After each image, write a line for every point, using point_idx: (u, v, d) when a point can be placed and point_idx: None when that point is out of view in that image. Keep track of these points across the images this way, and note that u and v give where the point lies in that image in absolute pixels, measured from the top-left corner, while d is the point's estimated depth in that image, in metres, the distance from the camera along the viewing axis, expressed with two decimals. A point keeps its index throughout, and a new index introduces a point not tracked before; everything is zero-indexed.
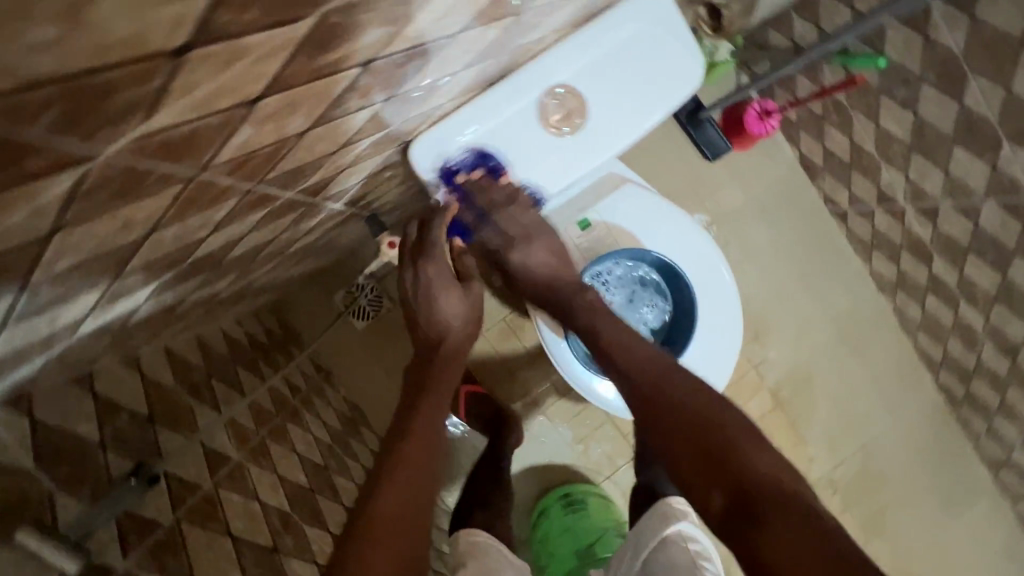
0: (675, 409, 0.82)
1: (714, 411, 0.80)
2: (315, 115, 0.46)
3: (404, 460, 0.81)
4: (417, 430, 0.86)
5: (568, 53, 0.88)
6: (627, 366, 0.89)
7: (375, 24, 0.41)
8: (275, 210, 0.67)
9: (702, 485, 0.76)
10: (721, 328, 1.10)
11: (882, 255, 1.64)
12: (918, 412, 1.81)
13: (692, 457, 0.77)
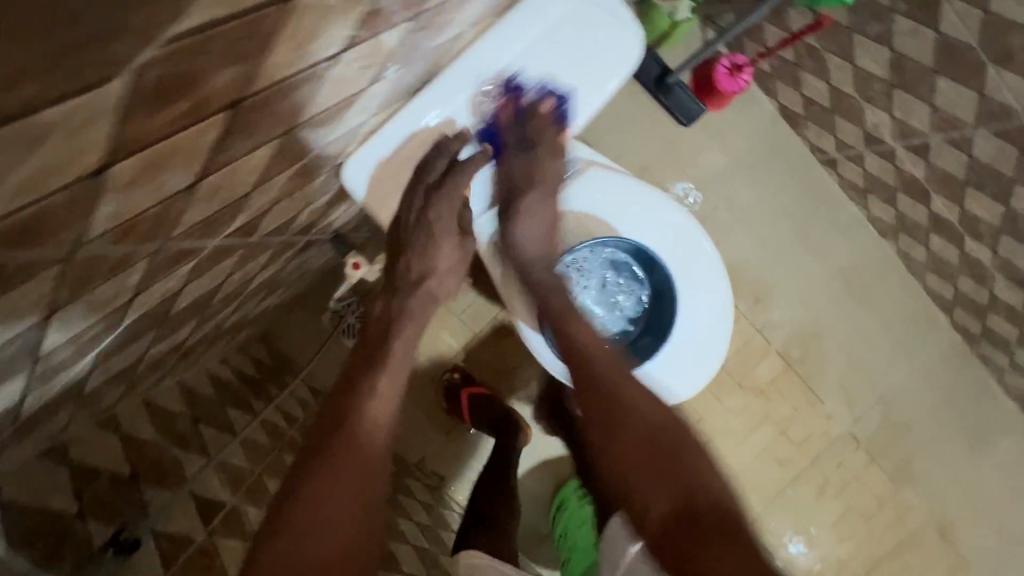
0: (629, 415, 0.81)
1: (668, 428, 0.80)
2: (196, 167, 0.42)
3: (344, 453, 0.71)
4: (356, 420, 0.74)
5: (497, 43, 0.85)
6: (585, 358, 0.88)
7: (230, 66, 0.35)
8: (209, 258, 0.64)
9: (645, 492, 0.74)
10: (708, 309, 1.05)
11: (878, 199, 1.56)
12: (935, 354, 1.74)
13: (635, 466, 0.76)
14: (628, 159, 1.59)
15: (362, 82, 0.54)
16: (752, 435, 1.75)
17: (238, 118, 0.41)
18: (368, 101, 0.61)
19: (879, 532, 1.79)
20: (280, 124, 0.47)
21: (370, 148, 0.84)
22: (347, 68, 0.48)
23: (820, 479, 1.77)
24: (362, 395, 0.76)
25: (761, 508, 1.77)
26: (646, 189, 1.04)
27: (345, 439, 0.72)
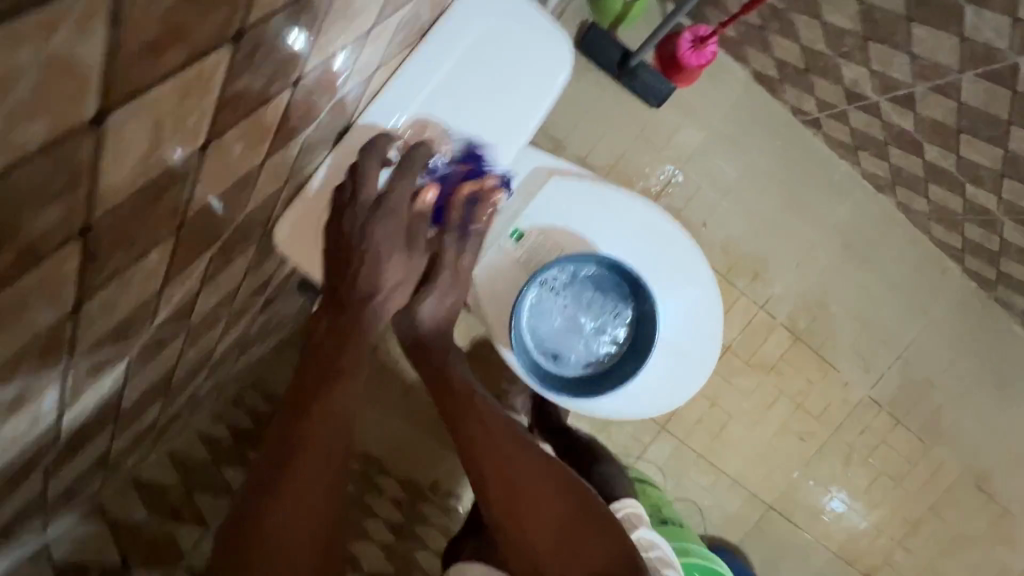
0: (527, 496, 0.87)
1: (567, 491, 0.88)
2: (68, 296, 0.38)
3: (314, 452, 0.77)
4: (320, 431, 0.78)
5: (414, 73, 0.77)
6: (478, 443, 0.88)
7: (62, 205, 0.31)
8: (144, 352, 0.60)
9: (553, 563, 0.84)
10: (690, 314, 1.02)
11: (869, 154, 1.47)
12: (951, 305, 1.65)
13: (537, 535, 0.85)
14: (601, 149, 1.51)
15: (263, 153, 0.50)
16: (769, 411, 1.67)
17: (102, 236, 0.36)
18: (279, 166, 0.56)
19: (914, 494, 1.71)
20: (169, 223, 0.43)
21: (305, 196, 0.74)
22: (234, 150, 0.44)
23: (844, 448, 1.69)
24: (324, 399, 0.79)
25: (789, 483, 1.70)
26: (618, 198, 0.98)
27: (308, 450, 0.77)
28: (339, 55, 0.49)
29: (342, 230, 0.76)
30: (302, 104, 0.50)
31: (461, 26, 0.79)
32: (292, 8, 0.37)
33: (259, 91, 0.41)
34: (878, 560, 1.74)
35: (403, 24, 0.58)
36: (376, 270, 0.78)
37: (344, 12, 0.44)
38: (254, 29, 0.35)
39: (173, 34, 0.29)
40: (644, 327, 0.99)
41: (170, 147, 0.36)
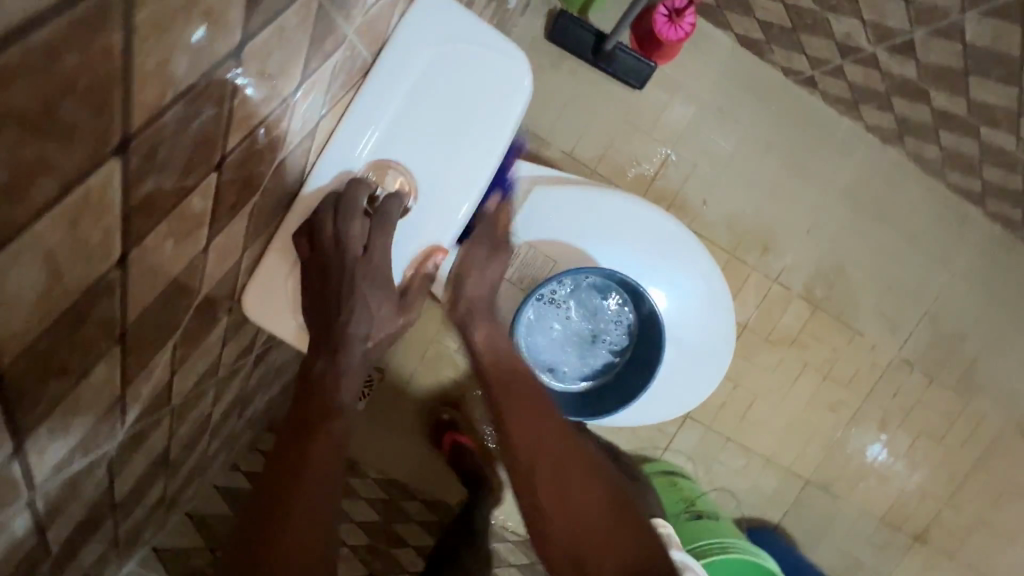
0: (580, 501, 0.71)
1: (626, 511, 0.72)
2: (6, 440, 0.35)
3: (322, 453, 0.60)
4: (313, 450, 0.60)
5: (361, 115, 0.58)
6: (534, 441, 0.74)
7: None
8: (126, 446, 0.58)
9: None
10: (698, 323, 0.96)
11: (871, 108, 1.37)
12: (976, 251, 1.53)
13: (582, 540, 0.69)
14: (587, 140, 1.42)
15: (201, 238, 0.45)
16: (796, 384, 1.54)
17: (23, 378, 0.33)
18: (233, 240, 0.52)
19: (958, 450, 1.62)
20: (105, 337, 0.40)
21: (263, 275, 0.61)
22: (160, 248, 0.40)
23: (879, 414, 1.57)
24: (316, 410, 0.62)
25: (827, 450, 1.59)
26: (614, 203, 0.92)
27: (320, 438, 0.61)
28: (269, 121, 0.45)
29: (318, 293, 0.60)
30: (237, 180, 0.45)
31: (415, 41, 0.57)
32: (195, 97, 0.33)
33: (176, 187, 0.37)
34: (925, 520, 1.64)
35: (342, 63, 0.51)
36: (365, 323, 0.61)
37: (263, 80, 0.39)
38: (152, 129, 0.31)
39: (35, 171, 0.24)
40: (648, 340, 0.94)
41: (78, 273, 0.32)
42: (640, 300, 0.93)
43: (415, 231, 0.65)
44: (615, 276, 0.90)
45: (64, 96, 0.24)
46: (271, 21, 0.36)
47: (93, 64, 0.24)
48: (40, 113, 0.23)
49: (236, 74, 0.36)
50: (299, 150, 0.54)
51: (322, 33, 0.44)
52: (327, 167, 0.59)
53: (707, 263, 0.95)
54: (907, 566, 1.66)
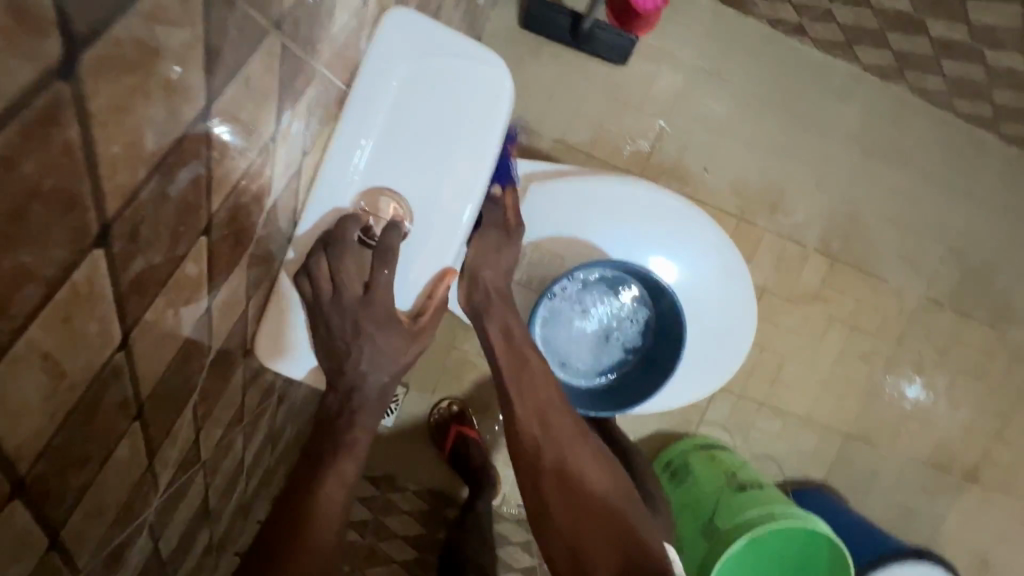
0: (581, 483, 0.79)
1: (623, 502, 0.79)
2: (40, 539, 0.35)
3: (329, 505, 0.63)
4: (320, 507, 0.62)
5: (344, 146, 0.57)
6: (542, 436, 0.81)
7: None
8: (166, 505, 0.58)
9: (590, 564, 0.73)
10: (718, 320, 0.94)
11: (868, 47, 1.31)
12: (993, 178, 1.47)
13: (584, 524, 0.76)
14: (578, 125, 1.38)
15: (204, 300, 0.44)
16: (824, 340, 1.51)
17: (43, 477, 0.32)
18: (236, 295, 0.51)
19: (999, 383, 1.57)
20: (123, 417, 0.39)
21: (270, 325, 0.60)
22: (164, 321, 0.39)
23: (913, 357, 1.53)
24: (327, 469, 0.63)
25: (864, 400, 1.55)
26: (631, 198, 0.89)
27: (330, 484, 0.63)
28: (253, 173, 0.43)
29: (327, 340, 0.59)
30: (229, 238, 0.44)
31: (386, 62, 0.56)
32: (170, 169, 0.32)
33: (167, 260, 0.36)
34: (975, 459, 1.60)
35: (316, 98, 0.50)
36: (375, 369, 0.61)
37: (238, 135, 0.38)
38: (130, 212, 0.30)
39: (13, 283, 0.23)
40: (667, 339, 0.91)
41: (81, 366, 0.31)
42: (660, 297, 0.90)
43: (417, 257, 0.63)
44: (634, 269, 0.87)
45: (30, 203, 0.23)
46: (235, 76, 0.34)
47: (54, 164, 0.23)
48: (6, 226, 0.22)
49: (209, 136, 0.35)
50: (286, 194, 0.53)
51: (291, 74, 0.42)
52: (318, 205, 0.58)
53: (734, 259, 0.93)
54: (961, 506, 1.62)
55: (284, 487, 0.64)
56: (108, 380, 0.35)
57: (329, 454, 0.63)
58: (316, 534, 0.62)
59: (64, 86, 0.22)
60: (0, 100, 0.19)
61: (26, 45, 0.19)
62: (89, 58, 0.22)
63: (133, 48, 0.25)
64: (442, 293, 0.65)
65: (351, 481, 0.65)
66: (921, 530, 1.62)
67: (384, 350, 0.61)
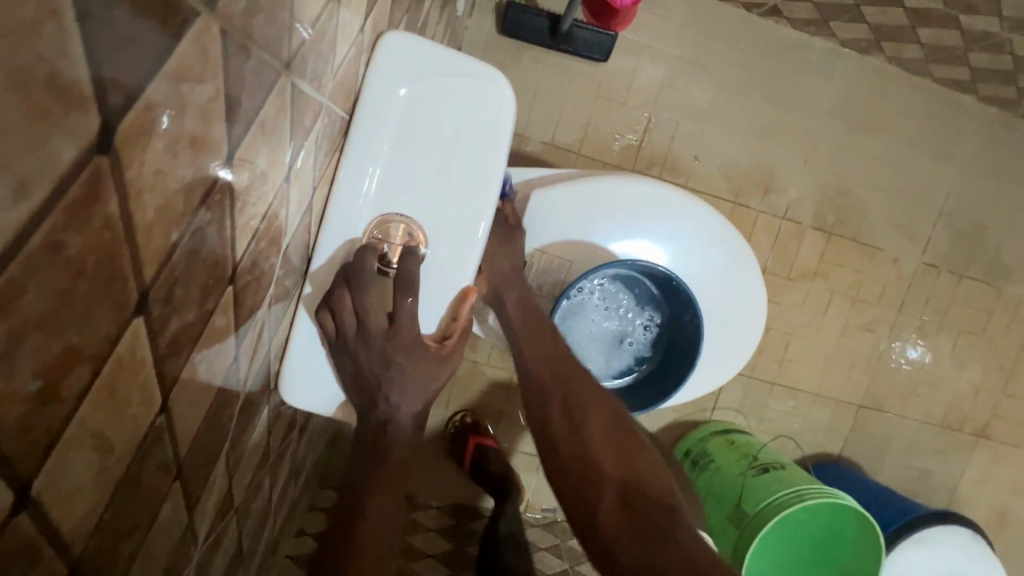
0: (590, 411, 0.79)
1: (631, 432, 0.79)
2: None
3: (377, 533, 0.60)
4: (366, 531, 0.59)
5: (352, 175, 0.57)
6: (553, 365, 0.82)
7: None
8: (206, 555, 0.57)
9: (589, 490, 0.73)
10: (731, 346, 0.96)
11: (842, 23, 1.30)
12: (976, 140, 1.48)
13: (596, 446, 0.76)
14: (566, 124, 1.38)
15: (232, 346, 0.44)
16: (828, 315, 1.52)
17: (96, 553, 0.31)
18: (259, 335, 0.50)
19: (1000, 339, 1.59)
20: (165, 478, 0.38)
21: (295, 356, 0.60)
22: (197, 376, 0.39)
23: (916, 322, 1.54)
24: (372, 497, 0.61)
25: (872, 369, 1.56)
26: (661, 209, 0.89)
27: (376, 513, 0.61)
28: (270, 214, 0.43)
29: (356, 373, 0.60)
30: (252, 282, 0.43)
31: (388, 84, 0.55)
32: (199, 223, 0.31)
33: (198, 315, 0.35)
34: (985, 416, 1.62)
35: (323, 130, 0.49)
36: (404, 397, 0.62)
37: (256, 178, 0.37)
38: (166, 274, 0.29)
39: (63, 364, 0.23)
40: (680, 349, 0.93)
41: (126, 436, 0.30)
42: (680, 308, 0.91)
43: (435, 278, 0.64)
44: (661, 271, 0.86)
45: (76, 283, 0.22)
46: (251, 123, 0.34)
47: (97, 239, 0.22)
48: (55, 308, 0.21)
49: (231, 184, 0.34)
50: (301, 231, 0.53)
51: (300, 110, 0.42)
52: (332, 237, 0.58)
53: (756, 289, 0.94)
54: (975, 463, 1.64)
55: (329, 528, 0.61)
56: (151, 440, 0.34)
57: (373, 484, 0.62)
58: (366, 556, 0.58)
59: (103, 160, 0.21)
60: (46, 185, 0.18)
61: (68, 125, 0.19)
62: (124, 128, 0.22)
63: (163, 110, 0.24)
64: (466, 312, 0.66)
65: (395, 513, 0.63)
66: (940, 491, 1.64)
67: (415, 377, 0.62)
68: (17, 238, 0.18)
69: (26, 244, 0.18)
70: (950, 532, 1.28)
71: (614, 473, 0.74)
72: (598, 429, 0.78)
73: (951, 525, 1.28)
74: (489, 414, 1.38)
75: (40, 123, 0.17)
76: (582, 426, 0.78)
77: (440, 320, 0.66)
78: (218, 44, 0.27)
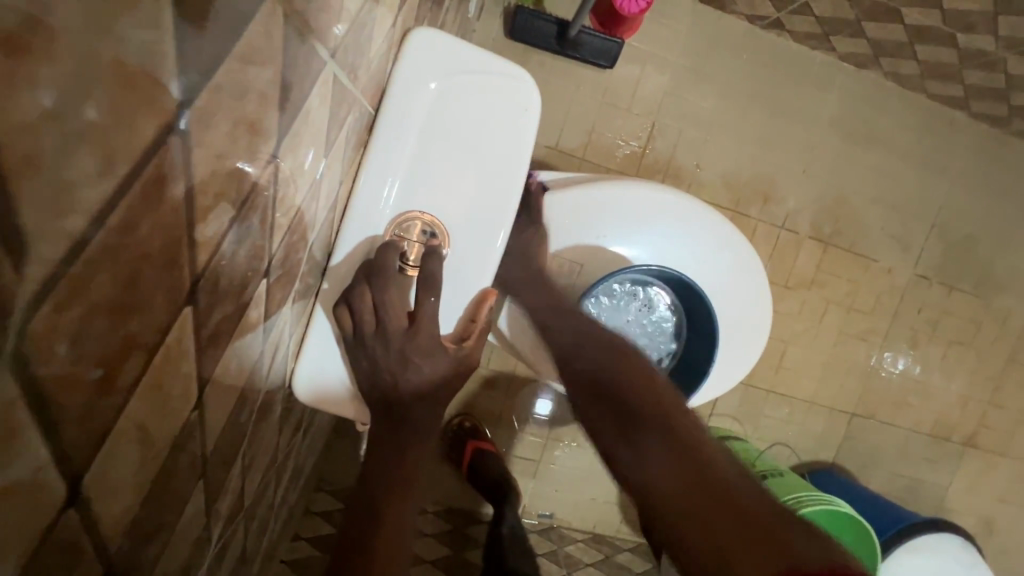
0: (591, 358, 0.74)
1: (631, 365, 0.71)
2: None
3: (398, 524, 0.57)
4: (388, 514, 0.57)
5: (376, 171, 0.57)
6: (556, 326, 0.80)
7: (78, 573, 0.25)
8: (215, 559, 0.55)
9: (598, 423, 0.67)
10: (730, 368, 0.97)
11: (843, 37, 1.31)
12: (968, 156, 1.51)
13: (598, 388, 0.70)
14: (570, 130, 1.38)
15: (258, 342, 0.43)
16: (823, 323, 1.53)
17: (128, 552, 0.30)
18: (280, 330, 0.49)
19: (988, 351, 1.62)
20: (192, 476, 0.37)
21: (311, 352, 0.60)
22: (227, 369, 0.38)
23: (908, 334, 1.56)
24: (394, 487, 0.59)
25: (865, 378, 1.58)
26: (683, 222, 0.90)
27: (400, 498, 0.59)
28: (300, 210, 0.42)
29: (372, 373, 0.59)
30: (280, 277, 0.43)
31: (414, 79, 0.55)
32: (247, 212, 0.30)
33: (237, 307, 0.34)
34: (973, 425, 1.65)
35: (354, 122, 0.49)
36: (421, 395, 0.60)
37: (296, 169, 0.37)
38: (215, 262, 0.28)
39: (122, 352, 0.22)
40: (692, 370, 0.92)
41: (165, 432, 0.29)
42: (699, 324, 0.91)
43: (453, 276, 0.63)
44: (683, 279, 0.87)
45: (141, 266, 0.21)
46: (298, 112, 0.33)
47: (162, 222, 0.21)
48: (122, 292, 0.20)
49: (275, 174, 0.33)
50: (327, 222, 0.52)
51: (338, 101, 0.41)
52: (353, 233, 0.58)
53: (761, 316, 0.95)
54: (963, 473, 1.67)
55: (347, 520, 0.58)
56: (185, 432, 0.33)
57: (383, 490, 0.59)
58: (387, 545, 0.55)
59: (176, 138, 0.20)
60: (130, 156, 0.18)
61: (152, 97, 0.18)
62: (196, 108, 0.21)
63: (231, 90, 0.23)
64: (485, 314, 0.65)
65: (414, 508, 0.60)
66: (929, 499, 1.66)
67: (432, 379, 0.60)
68: (98, 214, 0.17)
69: (102, 225, 0.17)
70: (940, 539, 1.30)
71: (614, 402, 0.67)
72: (606, 368, 0.72)
73: (941, 533, 1.30)
74: (488, 419, 1.38)
75: (126, 95, 0.17)
76: (591, 370, 0.73)
77: (459, 319, 0.65)
78: (280, 26, 0.26)
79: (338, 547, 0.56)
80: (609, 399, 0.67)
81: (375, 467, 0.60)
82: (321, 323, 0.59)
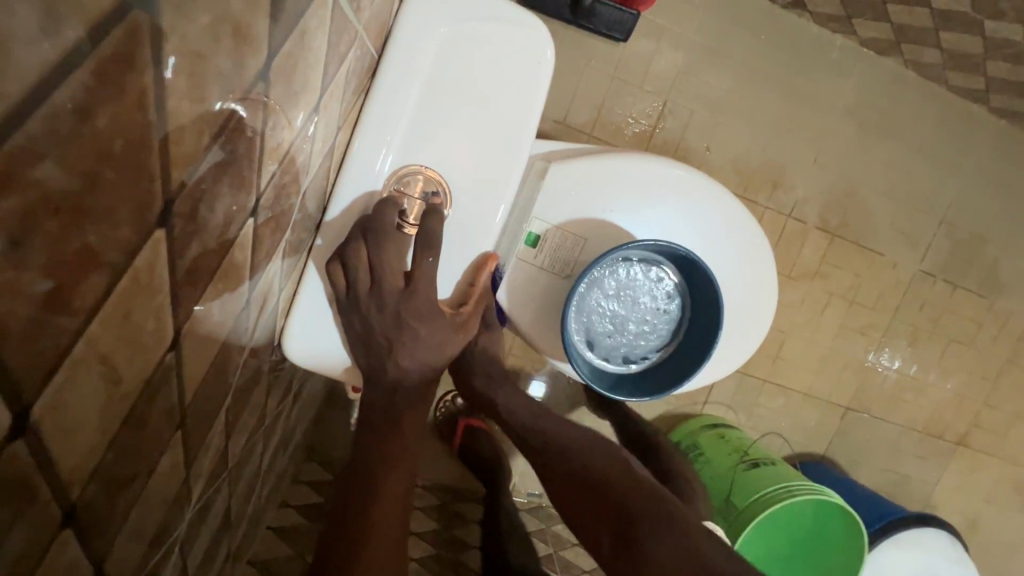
0: (563, 464, 0.71)
1: (613, 459, 0.70)
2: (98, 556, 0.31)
3: (394, 496, 0.55)
4: (389, 488, 0.55)
5: (378, 122, 0.54)
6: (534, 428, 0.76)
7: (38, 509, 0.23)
8: (195, 520, 0.53)
9: (585, 526, 0.66)
10: (736, 348, 0.94)
11: (866, 20, 1.24)
12: (983, 152, 1.47)
13: (576, 492, 0.68)
14: (580, 104, 1.34)
15: (244, 292, 0.40)
16: (823, 316, 1.51)
17: (94, 501, 0.28)
18: (268, 283, 0.47)
19: (987, 350, 1.60)
20: (168, 426, 0.35)
21: (302, 311, 0.58)
22: (207, 319, 0.35)
23: (908, 330, 1.55)
24: (391, 458, 0.56)
25: (862, 374, 1.57)
26: (693, 202, 0.87)
27: (395, 468, 0.56)
28: (293, 151, 0.39)
29: (365, 336, 0.56)
30: (270, 220, 0.40)
31: (421, 25, 0.53)
32: (229, 139, 0.27)
33: (218, 246, 0.31)
34: (965, 424, 1.64)
35: (356, 63, 0.46)
36: (416, 364, 0.57)
37: (289, 100, 0.34)
38: (194, 184, 0.26)
39: (80, 266, 0.19)
40: (698, 347, 0.90)
41: (135, 370, 0.27)
42: (706, 299, 0.89)
43: (454, 240, 0.61)
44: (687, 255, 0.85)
45: (100, 168, 0.18)
46: (293, 27, 0.30)
47: (127, 117, 0.19)
48: (77, 195, 0.18)
49: (265, 99, 0.30)
50: (324, 169, 0.50)
51: (337, 33, 0.38)
52: (353, 186, 0.56)
53: (767, 301, 0.93)
54: (951, 471, 1.67)
55: (339, 490, 0.56)
56: (159, 374, 0.30)
57: (377, 464, 0.56)
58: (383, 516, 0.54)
59: (142, 15, 0.18)
60: (82, 20, 0.15)
61: None
62: None
63: None
64: (484, 280, 0.62)
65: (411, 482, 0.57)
66: (917, 495, 1.67)
67: (429, 345, 0.57)
68: (41, 83, 0.15)
69: (48, 100, 0.15)
70: (925, 534, 1.30)
71: (600, 507, 0.65)
72: (587, 464, 0.70)
73: (926, 527, 1.29)
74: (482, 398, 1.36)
75: None
76: (572, 467, 0.70)
77: (458, 285, 0.62)
78: None
79: (334, 519, 0.55)
80: (596, 509, 0.65)
81: (368, 442, 0.57)
82: (313, 281, 0.57)
